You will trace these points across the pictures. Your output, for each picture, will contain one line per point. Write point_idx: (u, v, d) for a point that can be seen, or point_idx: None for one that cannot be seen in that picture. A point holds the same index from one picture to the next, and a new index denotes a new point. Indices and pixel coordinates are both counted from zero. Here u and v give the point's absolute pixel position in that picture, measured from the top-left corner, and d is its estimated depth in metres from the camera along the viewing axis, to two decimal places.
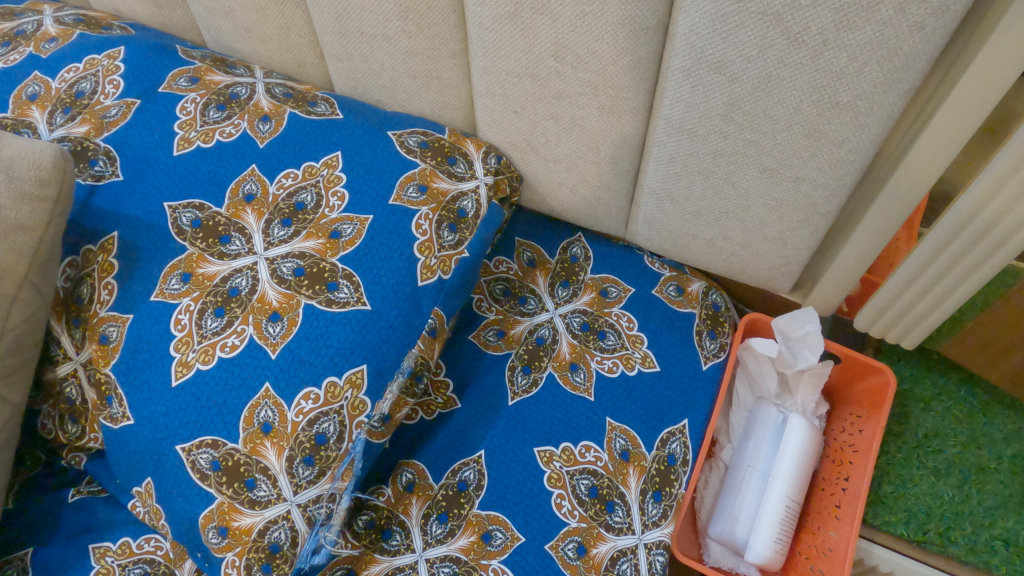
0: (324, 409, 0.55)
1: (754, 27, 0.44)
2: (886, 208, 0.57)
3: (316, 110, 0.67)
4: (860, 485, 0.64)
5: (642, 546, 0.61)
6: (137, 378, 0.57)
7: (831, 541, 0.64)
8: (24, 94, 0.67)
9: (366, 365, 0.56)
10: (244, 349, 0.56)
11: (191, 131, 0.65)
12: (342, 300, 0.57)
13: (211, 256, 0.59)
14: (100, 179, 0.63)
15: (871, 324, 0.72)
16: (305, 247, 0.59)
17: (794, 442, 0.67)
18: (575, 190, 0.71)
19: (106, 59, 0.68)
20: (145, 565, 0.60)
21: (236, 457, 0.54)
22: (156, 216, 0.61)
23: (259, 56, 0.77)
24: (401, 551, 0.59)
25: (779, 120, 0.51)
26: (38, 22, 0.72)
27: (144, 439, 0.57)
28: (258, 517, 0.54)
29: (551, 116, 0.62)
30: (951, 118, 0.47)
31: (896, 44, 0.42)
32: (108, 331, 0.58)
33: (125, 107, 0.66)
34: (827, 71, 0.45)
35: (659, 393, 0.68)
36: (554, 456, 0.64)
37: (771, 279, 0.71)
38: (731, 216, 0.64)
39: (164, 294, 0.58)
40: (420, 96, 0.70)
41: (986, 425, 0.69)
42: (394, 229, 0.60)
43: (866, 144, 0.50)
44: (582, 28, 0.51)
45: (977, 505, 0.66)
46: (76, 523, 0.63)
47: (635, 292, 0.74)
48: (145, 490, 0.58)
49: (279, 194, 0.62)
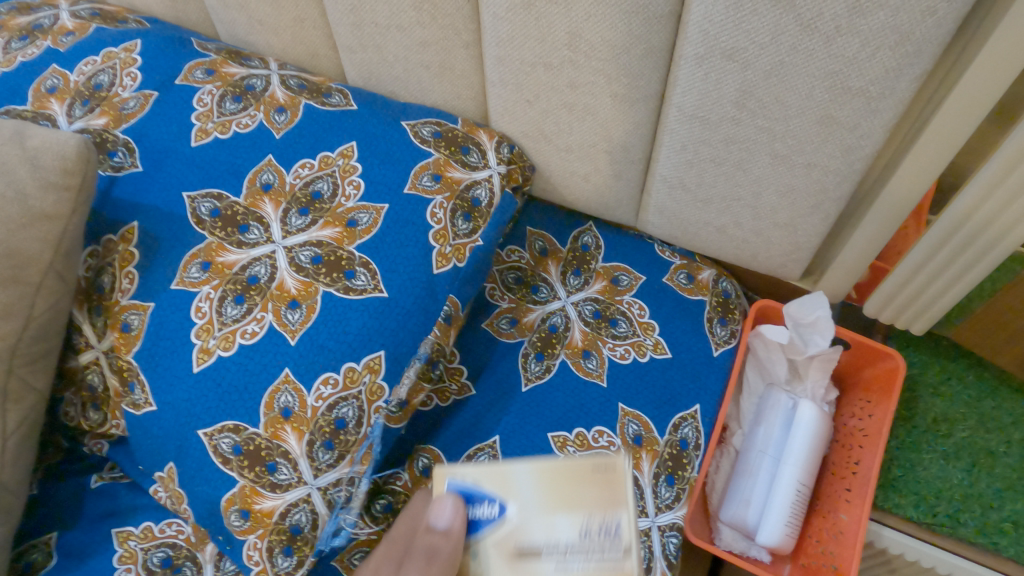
0: (343, 395, 0.56)
1: (767, 13, 0.45)
2: (898, 193, 0.57)
3: (331, 101, 0.68)
4: (870, 469, 0.65)
5: (655, 529, 0.62)
6: (159, 365, 0.58)
7: (842, 524, 0.65)
8: (43, 87, 0.68)
9: (383, 351, 0.57)
10: (264, 335, 0.57)
11: (208, 122, 0.65)
12: (360, 287, 0.58)
13: (230, 245, 0.60)
14: (120, 170, 0.64)
15: (881, 310, 0.72)
16: (322, 235, 0.60)
17: (805, 427, 0.68)
18: (586, 179, 0.71)
19: (123, 52, 0.69)
20: (167, 549, 0.61)
21: (258, 441, 0.55)
22: (175, 206, 0.62)
23: (273, 48, 0.78)
24: None
25: (791, 106, 0.51)
26: (55, 15, 0.73)
27: (167, 425, 0.58)
28: (279, 500, 0.55)
29: (563, 105, 0.63)
30: (961, 103, 0.48)
31: (909, 29, 0.42)
32: (130, 319, 0.59)
33: (143, 99, 0.67)
34: (840, 57, 0.46)
35: (670, 378, 0.69)
36: (568, 441, 0.65)
37: (781, 267, 0.72)
38: (742, 203, 0.64)
39: (184, 283, 0.59)
40: (433, 86, 0.71)
41: (994, 410, 0.69)
42: (409, 217, 0.61)
43: (878, 130, 0.50)
44: (596, 17, 0.52)
45: (986, 488, 0.66)
46: (99, 508, 0.64)
47: (646, 280, 0.75)
48: (167, 475, 0.59)
49: (296, 184, 0.63)
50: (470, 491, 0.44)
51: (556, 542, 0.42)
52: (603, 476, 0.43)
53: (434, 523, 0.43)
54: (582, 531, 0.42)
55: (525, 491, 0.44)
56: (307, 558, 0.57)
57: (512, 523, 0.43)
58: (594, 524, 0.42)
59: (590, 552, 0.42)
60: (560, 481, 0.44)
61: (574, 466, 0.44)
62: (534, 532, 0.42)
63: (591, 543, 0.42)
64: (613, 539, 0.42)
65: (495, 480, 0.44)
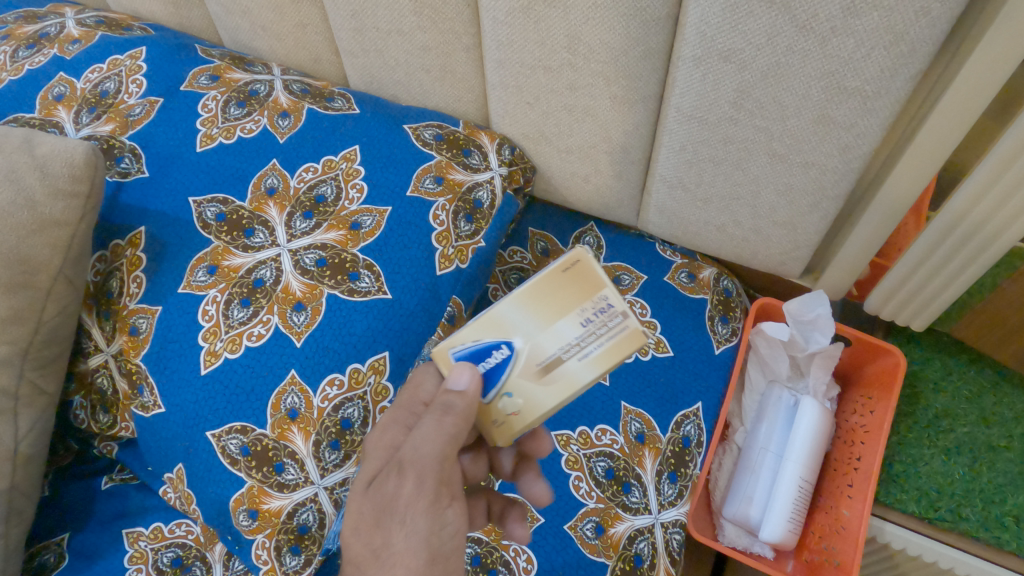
0: (348, 395, 0.57)
1: (763, 15, 0.46)
2: (896, 190, 0.58)
3: (334, 105, 0.69)
4: (871, 465, 0.65)
5: (659, 525, 0.62)
6: (167, 367, 0.59)
7: (844, 519, 0.65)
8: (50, 94, 0.69)
9: (388, 352, 0.58)
10: (270, 337, 0.58)
11: (212, 128, 0.66)
12: (364, 289, 0.59)
13: (236, 249, 0.61)
14: (127, 175, 0.64)
15: (881, 307, 0.73)
16: (327, 238, 0.61)
17: (806, 424, 0.69)
18: (587, 179, 0.72)
19: (128, 59, 0.70)
20: (176, 549, 0.62)
21: (265, 442, 0.56)
22: (182, 211, 0.63)
23: (276, 53, 0.78)
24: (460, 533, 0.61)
25: (788, 106, 0.52)
26: (61, 24, 0.74)
27: (175, 427, 0.58)
28: (287, 500, 0.56)
29: (563, 107, 0.64)
30: (957, 101, 0.48)
31: (903, 29, 0.43)
32: (138, 322, 0.60)
33: (148, 105, 0.67)
34: (835, 57, 0.46)
35: (672, 377, 0.70)
36: (571, 439, 0.65)
37: (781, 265, 0.72)
38: (741, 202, 0.65)
39: (190, 287, 0.60)
40: (434, 89, 0.72)
41: (995, 405, 0.70)
42: (412, 219, 0.62)
43: (875, 128, 0.51)
44: (594, 20, 0.53)
45: (988, 482, 0.66)
46: (110, 509, 0.65)
47: (647, 279, 0.76)
48: (176, 476, 0.60)
49: (300, 188, 0.64)
50: (472, 350, 0.44)
51: (568, 343, 0.43)
52: (575, 268, 0.43)
53: (451, 386, 0.42)
54: (584, 322, 0.43)
55: (517, 322, 0.43)
56: (315, 558, 0.57)
57: (525, 351, 0.43)
58: (590, 311, 0.42)
59: (597, 330, 0.42)
60: (541, 293, 0.43)
61: (546, 275, 0.43)
62: (546, 347, 0.42)
63: (597, 326, 0.43)
64: (613, 317, 0.42)
65: (488, 328, 0.43)
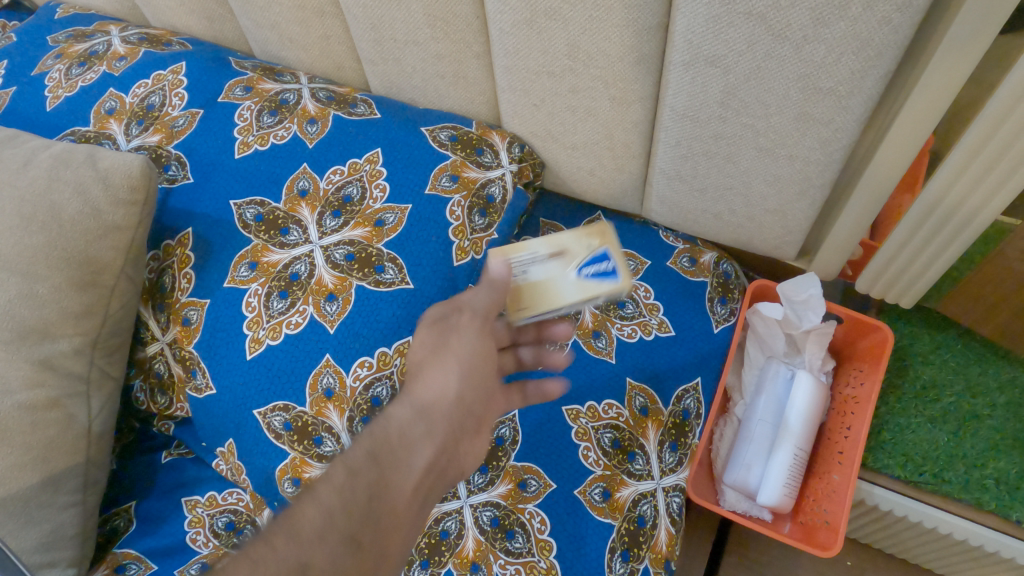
0: (326, 365, 0.64)
1: (743, 25, 0.50)
2: (876, 178, 0.62)
3: (357, 111, 0.75)
4: (860, 433, 0.70)
5: (660, 490, 0.69)
6: (217, 353, 0.66)
7: (834, 484, 0.71)
8: (102, 109, 0.76)
9: (411, 336, 0.64)
10: (306, 326, 0.64)
11: (248, 136, 0.73)
12: (388, 280, 0.65)
13: (273, 246, 0.68)
14: (174, 182, 0.72)
15: (871, 286, 0.78)
16: (354, 235, 0.67)
17: (802, 397, 0.74)
18: (592, 173, 0.77)
19: (170, 74, 0.77)
20: (230, 514, 0.70)
21: (305, 418, 0.63)
22: (224, 213, 0.70)
23: (303, 62, 0.85)
24: (479, 489, 0.66)
25: (771, 105, 0.57)
26: (108, 42, 0.81)
27: (226, 406, 0.66)
28: (326, 468, 0.63)
29: (567, 108, 0.69)
30: (926, 93, 0.53)
31: (868, 36, 0.47)
32: (190, 314, 0.67)
33: (190, 117, 0.74)
34: (810, 61, 0.51)
35: (674, 355, 0.75)
36: (580, 413, 0.71)
37: (776, 249, 0.77)
38: (734, 191, 0.70)
39: (235, 281, 0.67)
40: (449, 93, 0.77)
41: (981, 375, 0.74)
42: (431, 215, 0.68)
43: (851, 124, 0.55)
44: (592, 30, 0.58)
45: (970, 448, 0.70)
46: (170, 479, 0.73)
47: (652, 264, 0.81)
48: (227, 449, 0.67)
49: (329, 189, 0.70)
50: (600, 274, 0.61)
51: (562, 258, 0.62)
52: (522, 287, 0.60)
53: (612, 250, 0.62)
54: (533, 259, 0.61)
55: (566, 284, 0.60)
56: (308, 473, 0.63)
57: (583, 255, 0.61)
58: (529, 266, 0.61)
59: (537, 255, 0.61)
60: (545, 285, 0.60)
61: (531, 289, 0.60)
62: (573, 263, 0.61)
63: (530, 259, 0.61)
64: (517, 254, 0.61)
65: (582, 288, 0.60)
